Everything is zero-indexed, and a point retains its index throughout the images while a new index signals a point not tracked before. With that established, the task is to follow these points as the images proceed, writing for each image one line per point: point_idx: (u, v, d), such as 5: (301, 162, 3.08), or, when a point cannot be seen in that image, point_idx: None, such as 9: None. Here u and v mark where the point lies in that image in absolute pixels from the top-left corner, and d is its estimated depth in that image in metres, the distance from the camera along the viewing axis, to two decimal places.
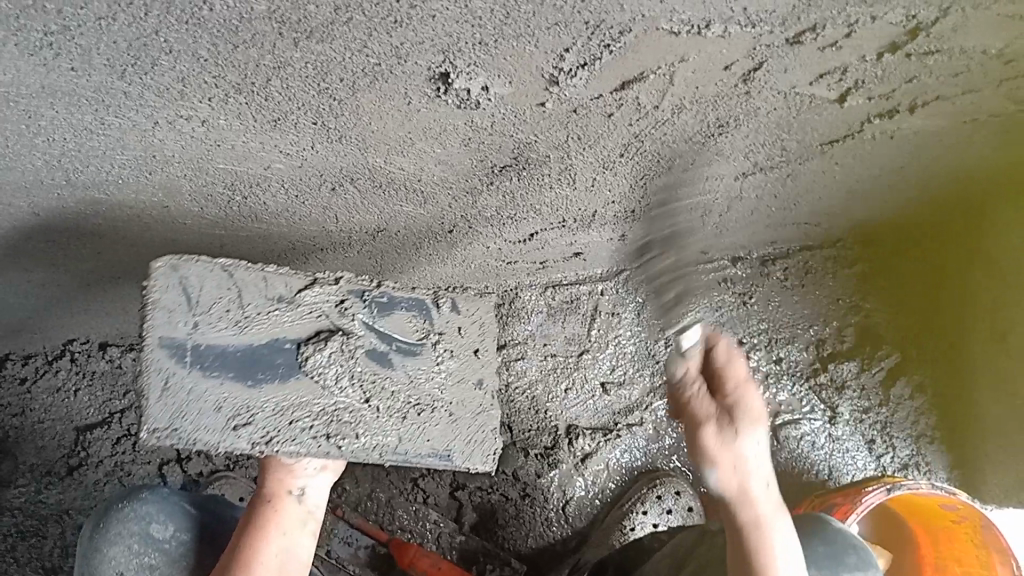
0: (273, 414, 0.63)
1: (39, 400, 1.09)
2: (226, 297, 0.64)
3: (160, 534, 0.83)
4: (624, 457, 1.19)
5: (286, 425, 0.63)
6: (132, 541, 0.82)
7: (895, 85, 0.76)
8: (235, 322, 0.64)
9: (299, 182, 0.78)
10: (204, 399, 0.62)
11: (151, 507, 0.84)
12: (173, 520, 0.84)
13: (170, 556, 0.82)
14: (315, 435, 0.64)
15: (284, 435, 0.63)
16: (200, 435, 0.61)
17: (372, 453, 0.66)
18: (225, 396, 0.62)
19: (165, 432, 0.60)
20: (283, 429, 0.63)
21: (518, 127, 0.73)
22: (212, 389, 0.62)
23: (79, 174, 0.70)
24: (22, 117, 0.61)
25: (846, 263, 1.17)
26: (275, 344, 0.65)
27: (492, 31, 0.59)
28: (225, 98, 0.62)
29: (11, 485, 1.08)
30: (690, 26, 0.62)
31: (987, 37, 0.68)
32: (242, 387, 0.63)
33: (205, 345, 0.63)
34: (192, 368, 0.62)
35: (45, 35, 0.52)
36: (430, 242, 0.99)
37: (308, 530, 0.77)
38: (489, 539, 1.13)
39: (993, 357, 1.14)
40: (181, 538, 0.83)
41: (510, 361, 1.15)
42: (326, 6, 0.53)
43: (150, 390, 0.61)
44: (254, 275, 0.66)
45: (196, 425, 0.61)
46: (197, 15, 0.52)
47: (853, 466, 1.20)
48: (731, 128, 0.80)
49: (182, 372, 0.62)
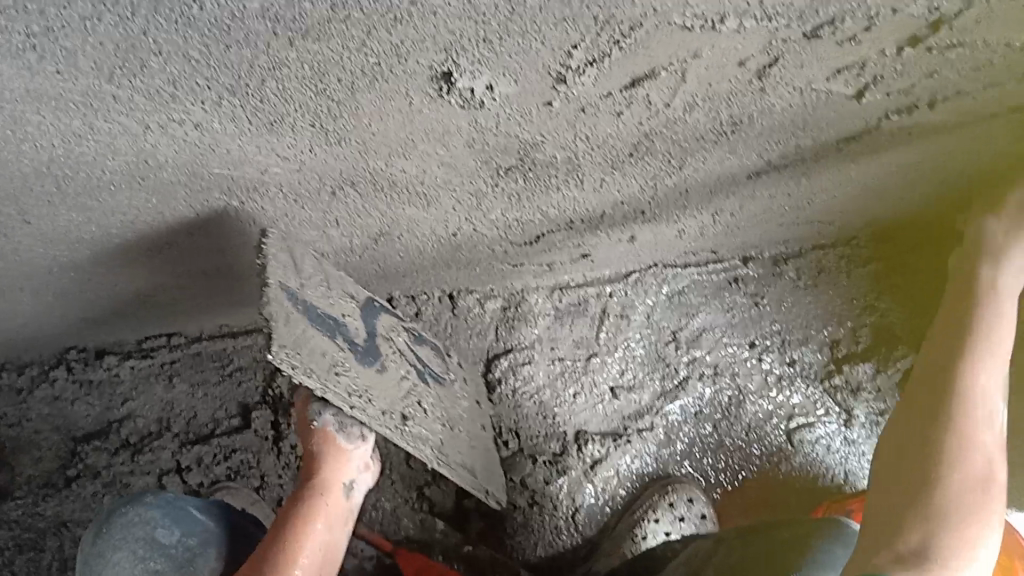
0: (356, 379, 0.74)
1: (36, 409, 1.08)
2: (319, 279, 0.84)
3: (166, 538, 0.80)
4: (634, 464, 1.14)
5: (363, 390, 0.74)
6: (138, 546, 0.79)
7: (915, 82, 0.73)
8: (326, 300, 0.82)
9: (298, 187, 0.75)
10: (315, 346, 0.72)
11: (158, 512, 0.82)
12: (178, 524, 0.82)
13: (176, 559, 0.79)
14: (387, 415, 0.75)
15: (363, 395, 0.74)
16: (312, 365, 0.69)
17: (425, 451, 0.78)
18: (327, 350, 0.73)
19: (288, 350, 0.67)
20: (361, 389, 0.74)
21: (524, 127, 0.71)
22: (316, 340, 0.72)
23: (69, 181, 0.68)
24: (7, 123, 0.58)
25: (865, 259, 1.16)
26: (337, 321, 0.80)
27: (497, 28, 0.56)
28: (218, 101, 0.59)
29: (8, 497, 1.06)
30: (704, 21, 0.59)
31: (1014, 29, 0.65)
32: (334, 346, 0.75)
33: (304, 301, 0.76)
34: (300, 314, 0.73)
35: (27, 37, 0.50)
36: (434, 245, 0.97)
37: (345, 529, 0.78)
38: (498, 549, 1.09)
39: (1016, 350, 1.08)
40: (188, 544, 0.81)
41: (516, 366, 1.13)
42: (323, 4, 0.51)
43: (275, 317, 0.68)
44: (329, 277, 0.87)
45: (307, 356, 0.69)
46: (187, 14, 0.50)
47: (868, 470, 1.16)
48: (744, 126, 0.78)
49: (296, 314, 0.72)
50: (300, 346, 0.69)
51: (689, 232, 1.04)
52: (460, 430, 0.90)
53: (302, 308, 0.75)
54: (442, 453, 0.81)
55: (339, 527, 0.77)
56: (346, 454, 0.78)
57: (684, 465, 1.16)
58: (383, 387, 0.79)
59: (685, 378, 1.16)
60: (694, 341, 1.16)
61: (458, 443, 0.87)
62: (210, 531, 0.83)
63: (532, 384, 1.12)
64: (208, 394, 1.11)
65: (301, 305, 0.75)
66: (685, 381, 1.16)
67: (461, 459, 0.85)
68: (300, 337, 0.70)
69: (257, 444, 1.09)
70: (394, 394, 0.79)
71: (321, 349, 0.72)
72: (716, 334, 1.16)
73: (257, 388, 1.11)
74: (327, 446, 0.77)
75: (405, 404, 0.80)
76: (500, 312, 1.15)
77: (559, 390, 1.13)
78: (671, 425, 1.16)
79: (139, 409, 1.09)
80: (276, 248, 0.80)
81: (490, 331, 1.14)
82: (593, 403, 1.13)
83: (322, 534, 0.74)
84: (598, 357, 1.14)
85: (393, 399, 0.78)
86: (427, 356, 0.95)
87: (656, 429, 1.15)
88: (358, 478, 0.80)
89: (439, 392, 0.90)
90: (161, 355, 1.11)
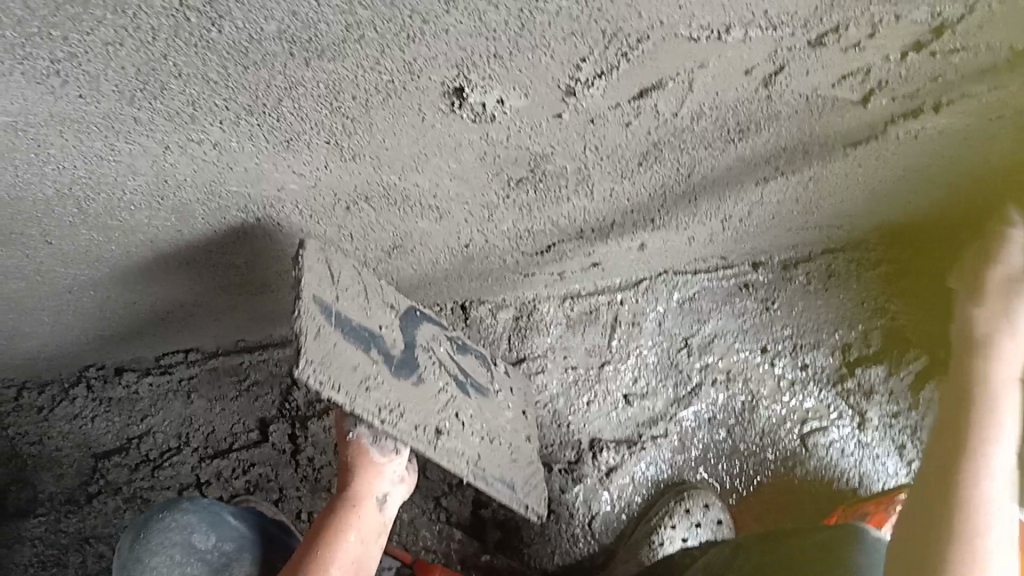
0: (388, 395, 0.75)
1: (57, 427, 1.09)
2: (357, 287, 0.83)
3: (203, 544, 0.81)
4: (650, 471, 1.15)
5: (395, 405, 0.75)
6: (174, 551, 0.80)
7: (921, 88, 0.74)
8: (361, 309, 0.81)
9: (314, 203, 0.76)
10: (345, 360, 0.73)
11: (192, 518, 0.82)
12: (212, 531, 0.82)
13: (212, 565, 0.80)
14: (424, 431, 0.77)
15: (395, 411, 0.75)
16: (340, 383, 0.70)
17: (457, 467, 0.79)
18: (358, 365, 0.74)
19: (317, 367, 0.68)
20: (392, 406, 0.75)
21: (534, 139, 0.72)
22: (348, 355, 0.73)
23: (90, 202, 0.69)
24: (31, 146, 0.60)
25: (874, 262, 1.17)
26: (372, 332, 0.81)
27: (508, 43, 0.57)
28: (236, 120, 0.61)
29: (31, 514, 1.07)
30: (710, 32, 0.60)
31: (1014, 33, 0.67)
32: (366, 360, 0.75)
33: (340, 312, 0.76)
34: (334, 327, 0.74)
35: (51, 62, 0.51)
36: (447, 257, 0.98)
37: (378, 541, 0.79)
38: (515, 558, 1.11)
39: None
40: (223, 550, 0.82)
41: (530, 374, 1.13)
42: (337, 25, 0.52)
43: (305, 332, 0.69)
44: (371, 283, 0.87)
45: (336, 373, 0.70)
46: (206, 37, 0.51)
47: (883, 472, 1.18)
48: (752, 133, 0.79)
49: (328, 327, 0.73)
50: (331, 361, 0.70)
51: (699, 238, 1.05)
52: (501, 441, 0.90)
53: (338, 321, 0.75)
54: (478, 466, 0.83)
55: (372, 540, 0.78)
56: (381, 467, 0.78)
57: (698, 471, 1.18)
58: (417, 400, 0.79)
59: (697, 385, 1.17)
60: (707, 347, 1.17)
61: (495, 454, 0.87)
62: (242, 537, 0.84)
63: (546, 394, 1.13)
64: (226, 408, 1.12)
65: (337, 320, 0.75)
66: (698, 388, 1.17)
67: (499, 470, 0.86)
68: (332, 352, 0.71)
69: (274, 457, 1.10)
70: (432, 409, 0.80)
71: (353, 364, 0.73)
72: (728, 339, 1.17)
73: (273, 401, 1.12)
74: (361, 459, 0.78)
75: (439, 416, 0.81)
76: (513, 322, 1.15)
77: (572, 398, 1.14)
78: (685, 431, 1.17)
79: (158, 425, 1.11)
80: (314, 255, 0.79)
81: (502, 341, 1.15)
82: (606, 410, 1.15)
83: (352, 548, 0.75)
84: (611, 366, 1.15)
85: (428, 413, 0.80)
86: (468, 364, 0.96)
87: (670, 436, 1.16)
88: (393, 489, 0.80)
89: (480, 404, 0.91)
90: (179, 371, 1.12)
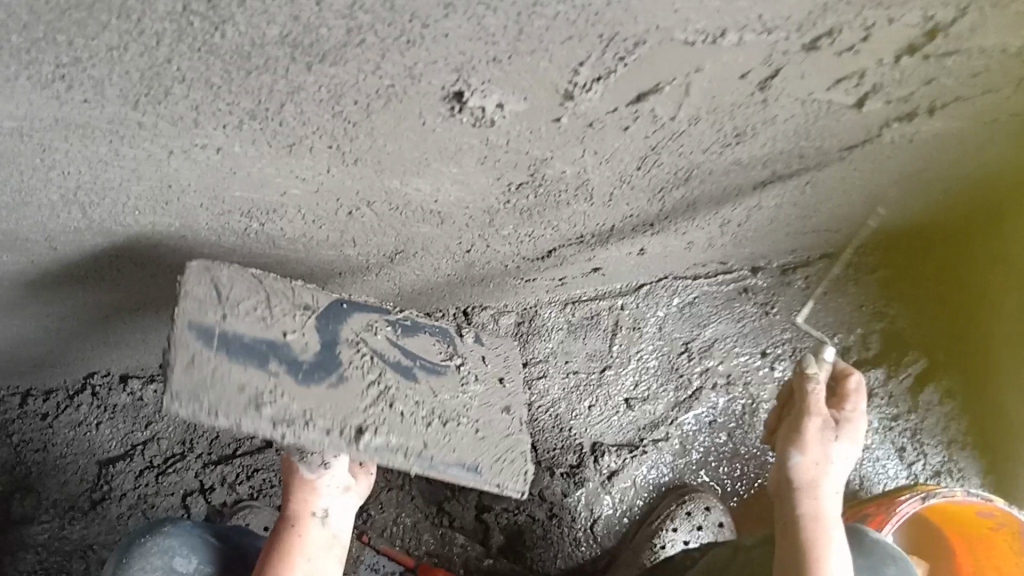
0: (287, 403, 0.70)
1: (61, 434, 1.09)
2: (258, 299, 0.75)
3: (183, 567, 0.82)
4: (652, 474, 1.18)
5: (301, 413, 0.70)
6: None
7: (911, 94, 0.75)
8: (261, 321, 0.74)
9: (316, 207, 0.77)
10: (231, 378, 0.69)
11: (174, 540, 0.83)
12: (195, 552, 0.84)
13: None
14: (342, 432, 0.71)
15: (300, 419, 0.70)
16: (222, 408, 0.67)
17: (397, 454, 0.73)
18: (245, 381, 0.69)
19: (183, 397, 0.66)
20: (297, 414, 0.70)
21: (534, 143, 0.73)
22: (233, 374, 0.69)
23: (95, 208, 0.70)
24: (36, 151, 0.61)
25: (878, 264, 1.17)
26: (276, 340, 0.73)
27: (506, 48, 0.58)
28: (239, 125, 0.61)
29: (35, 521, 1.08)
30: (706, 36, 0.61)
31: (1003, 37, 0.67)
32: (259, 373, 0.70)
33: (230, 331, 0.71)
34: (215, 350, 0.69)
35: (57, 67, 0.52)
36: (448, 263, 0.99)
37: (335, 552, 0.79)
38: (518, 561, 1.12)
39: (1010, 349, 1.14)
40: (204, 572, 0.83)
41: (532, 379, 1.15)
42: (339, 30, 0.53)
43: (175, 362, 0.67)
44: (282, 285, 0.77)
45: (218, 400, 0.67)
46: (209, 42, 0.52)
47: (884, 474, 1.22)
48: (748, 137, 0.79)
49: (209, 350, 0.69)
50: (207, 387, 0.68)
51: (697, 243, 1.06)
52: (460, 420, 0.79)
53: (223, 343, 0.70)
54: (421, 455, 0.75)
55: (324, 555, 0.78)
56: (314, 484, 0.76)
57: (699, 474, 1.20)
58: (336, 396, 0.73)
59: (698, 389, 1.18)
60: (706, 351, 1.18)
61: (454, 436, 0.77)
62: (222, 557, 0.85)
63: (548, 397, 1.15)
64: None
65: (222, 341, 0.70)
66: (698, 392, 1.18)
67: (453, 453, 0.76)
68: (210, 376, 0.68)
69: (277, 463, 1.11)
70: (357, 403, 0.73)
71: (238, 384, 0.69)
72: (728, 343, 1.18)
73: None
74: (294, 477, 0.76)
75: (361, 415, 0.73)
76: (514, 327, 1.14)
77: (574, 403, 1.15)
78: (685, 434, 1.19)
79: (163, 432, 1.11)
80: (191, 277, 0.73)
81: None
82: (607, 414, 1.16)
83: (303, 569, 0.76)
84: (611, 370, 1.16)
85: (351, 405, 0.73)
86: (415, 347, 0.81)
87: (671, 439, 1.18)
88: (340, 497, 0.79)
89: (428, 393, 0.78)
90: None
